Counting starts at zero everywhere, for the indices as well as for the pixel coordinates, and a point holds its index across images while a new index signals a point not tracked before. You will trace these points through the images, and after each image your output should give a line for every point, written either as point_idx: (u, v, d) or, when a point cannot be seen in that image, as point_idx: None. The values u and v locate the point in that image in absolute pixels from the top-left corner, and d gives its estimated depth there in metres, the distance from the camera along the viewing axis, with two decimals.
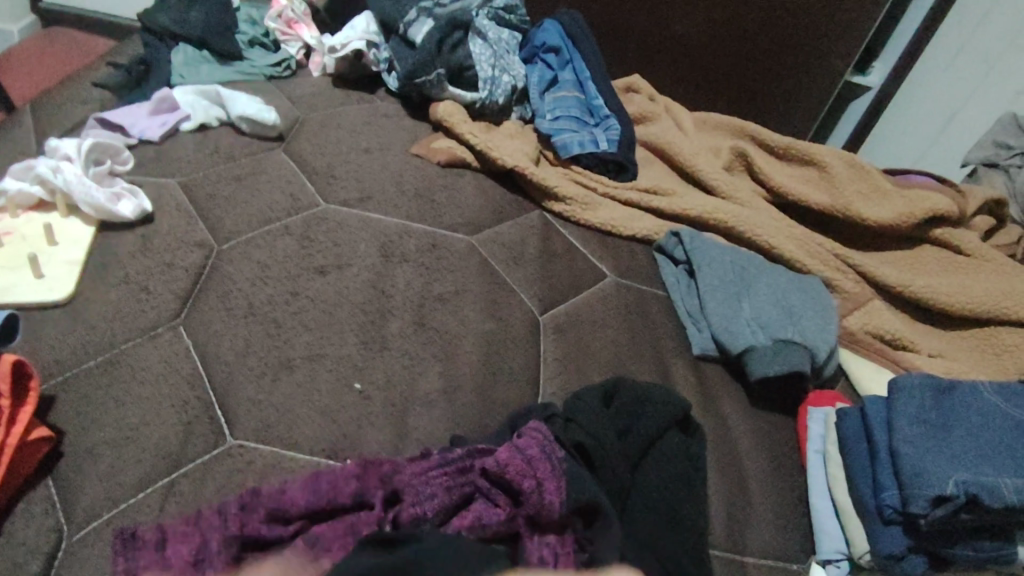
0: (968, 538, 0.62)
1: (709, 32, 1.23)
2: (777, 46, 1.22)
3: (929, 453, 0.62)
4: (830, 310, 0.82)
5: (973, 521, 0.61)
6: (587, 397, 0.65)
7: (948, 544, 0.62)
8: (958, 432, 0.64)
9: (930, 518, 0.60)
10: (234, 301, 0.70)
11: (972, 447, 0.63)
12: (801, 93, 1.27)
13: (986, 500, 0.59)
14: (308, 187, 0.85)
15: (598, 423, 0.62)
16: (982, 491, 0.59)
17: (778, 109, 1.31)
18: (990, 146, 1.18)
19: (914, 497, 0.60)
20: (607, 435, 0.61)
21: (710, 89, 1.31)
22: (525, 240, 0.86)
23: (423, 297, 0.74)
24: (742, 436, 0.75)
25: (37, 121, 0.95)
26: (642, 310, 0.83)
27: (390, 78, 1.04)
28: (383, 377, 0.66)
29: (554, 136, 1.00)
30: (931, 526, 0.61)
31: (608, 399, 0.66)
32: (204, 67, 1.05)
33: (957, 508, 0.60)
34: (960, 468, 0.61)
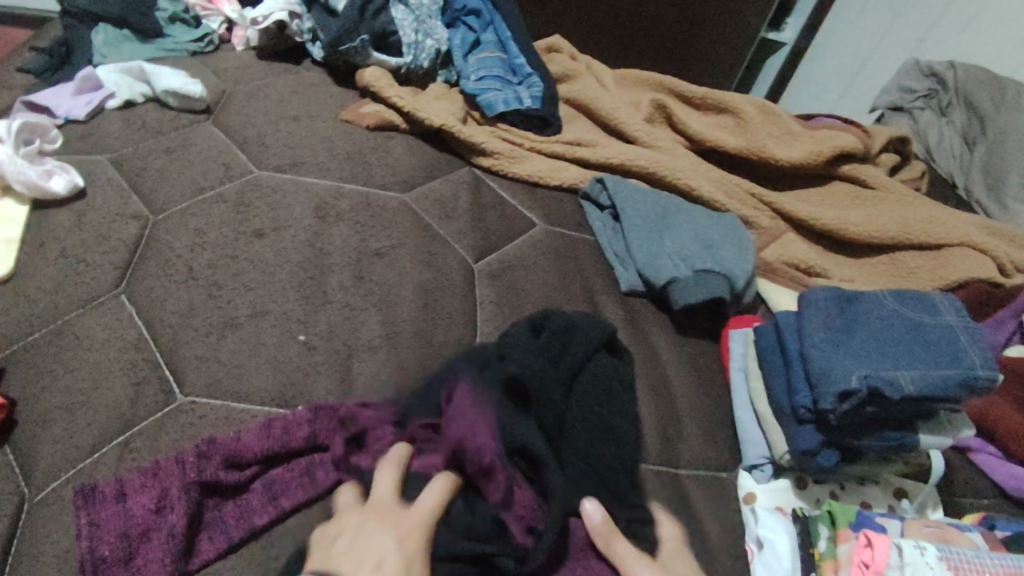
0: (872, 430, 0.69)
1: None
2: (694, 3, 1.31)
3: (834, 355, 0.69)
4: (746, 242, 0.88)
5: (878, 414, 0.68)
6: (524, 330, 0.70)
7: (857, 437, 0.69)
8: (861, 336, 0.71)
9: (838, 412, 0.66)
10: (174, 267, 0.72)
11: (874, 347, 0.70)
12: (709, 48, 1.39)
13: (887, 392, 0.65)
14: (239, 156, 0.86)
15: (527, 357, 0.65)
16: (883, 384, 0.65)
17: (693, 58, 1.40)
18: (896, 91, 1.27)
19: (823, 394, 0.66)
20: (530, 367, 0.64)
21: (628, 46, 1.37)
22: (456, 194, 0.89)
23: (360, 252, 0.77)
24: (671, 362, 0.80)
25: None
26: (572, 254, 0.87)
27: (315, 48, 1.07)
28: (327, 328, 0.69)
29: (479, 95, 1.03)
30: (839, 421, 0.67)
31: (542, 333, 0.70)
32: (125, 45, 1.05)
33: (862, 401, 0.66)
34: (864, 366, 0.67)
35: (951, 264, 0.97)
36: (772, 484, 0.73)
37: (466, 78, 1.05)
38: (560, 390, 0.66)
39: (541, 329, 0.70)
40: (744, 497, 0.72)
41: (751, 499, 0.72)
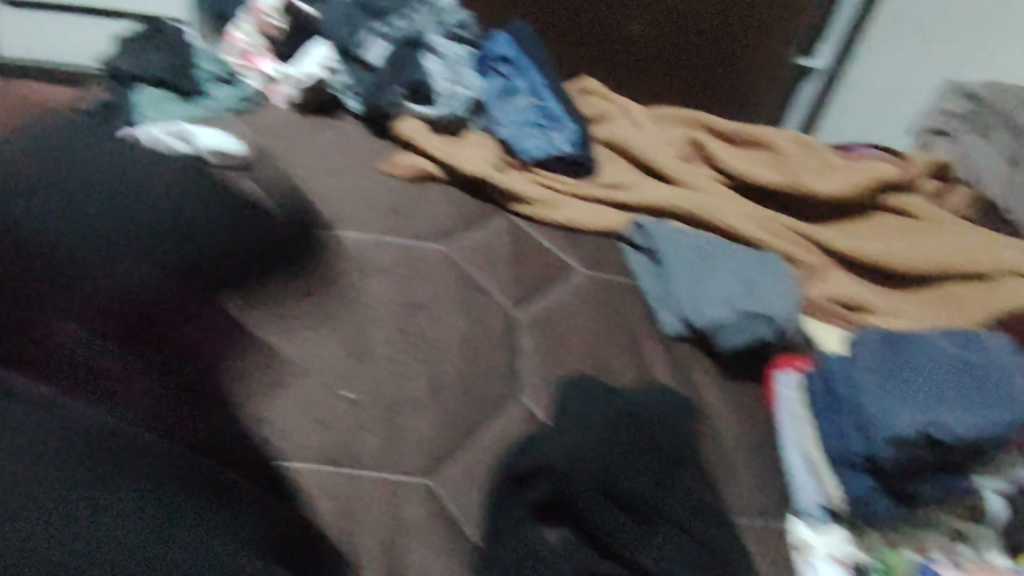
0: (927, 472, 0.67)
1: (654, 21, 1.35)
2: (714, 37, 1.37)
3: (886, 396, 0.68)
4: (790, 282, 0.87)
5: (935, 460, 0.66)
6: (575, 391, 0.71)
7: (911, 482, 0.68)
8: (913, 376, 0.70)
9: (893, 460, 0.65)
10: (220, 325, 0.72)
11: (927, 387, 0.68)
12: (737, 81, 1.43)
13: (941, 436, 0.64)
14: (282, 213, 0.87)
15: (583, 415, 0.68)
16: (938, 430, 0.64)
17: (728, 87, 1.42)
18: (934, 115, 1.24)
19: (878, 443, 0.65)
20: (589, 423, 0.67)
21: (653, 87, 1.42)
22: (496, 243, 0.90)
23: (401, 305, 0.77)
24: (719, 409, 0.79)
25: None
26: (613, 299, 0.87)
27: (352, 102, 1.09)
28: (371, 383, 0.70)
29: (515, 142, 1.05)
30: (894, 468, 0.66)
31: (597, 389, 0.71)
32: (167, 106, 1.07)
33: (916, 449, 0.65)
34: (918, 410, 0.66)
35: (1002, 292, 0.94)
36: (827, 530, 0.70)
37: (500, 126, 1.07)
38: (614, 431, 0.66)
39: (603, 389, 0.72)
40: (798, 543, 0.69)
41: (807, 547, 0.68)
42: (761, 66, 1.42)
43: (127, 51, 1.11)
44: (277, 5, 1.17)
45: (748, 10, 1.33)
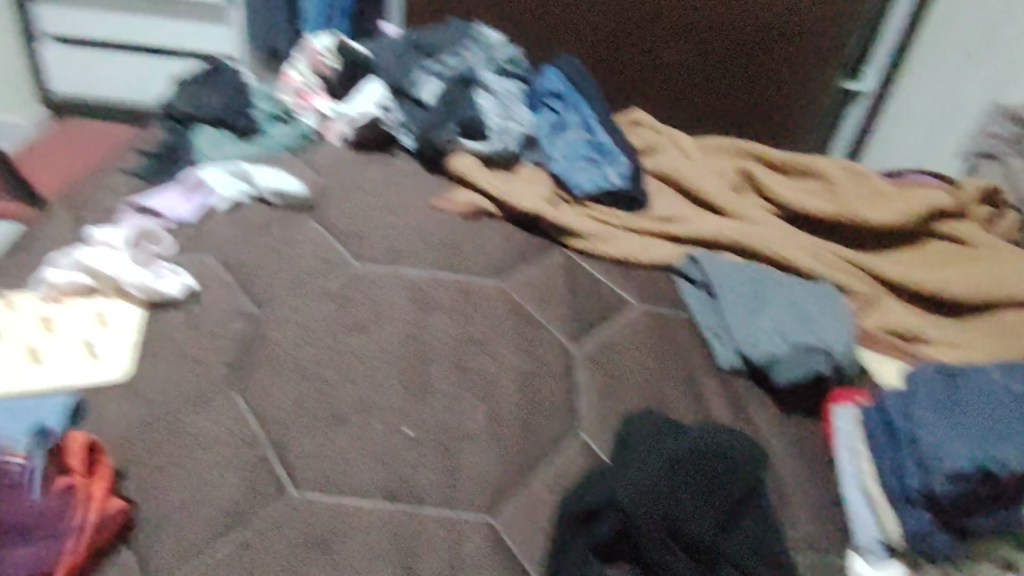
0: (989, 506, 0.64)
1: (701, 51, 1.37)
2: (760, 68, 1.38)
3: (944, 430, 0.65)
4: (846, 316, 0.85)
5: (995, 493, 0.63)
6: (634, 430, 0.71)
7: (974, 517, 0.64)
8: (971, 409, 0.67)
9: (949, 495, 0.62)
10: (284, 363, 0.74)
11: (985, 420, 0.65)
12: (787, 104, 1.42)
13: (1001, 472, 0.60)
14: (340, 251, 0.89)
15: (643, 453, 0.67)
16: (992, 462, 0.61)
17: (776, 114, 1.44)
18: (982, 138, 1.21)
19: (933, 476, 0.63)
20: (646, 460, 0.65)
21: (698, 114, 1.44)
22: (550, 278, 0.91)
23: (459, 341, 0.78)
24: (777, 445, 0.76)
25: (66, 200, 0.97)
26: (668, 332, 0.87)
27: (406, 138, 1.12)
28: (431, 419, 0.70)
29: (565, 176, 1.07)
30: (951, 502, 0.63)
31: (658, 428, 0.70)
32: (227, 146, 1.11)
33: (973, 483, 0.61)
34: (974, 443, 0.63)
35: None
36: (888, 566, 0.67)
37: (553, 160, 1.09)
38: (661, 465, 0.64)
39: (666, 427, 0.70)
40: None
41: None
42: (810, 93, 1.42)
43: (187, 91, 1.15)
44: (330, 43, 1.23)
45: (794, 36, 1.34)
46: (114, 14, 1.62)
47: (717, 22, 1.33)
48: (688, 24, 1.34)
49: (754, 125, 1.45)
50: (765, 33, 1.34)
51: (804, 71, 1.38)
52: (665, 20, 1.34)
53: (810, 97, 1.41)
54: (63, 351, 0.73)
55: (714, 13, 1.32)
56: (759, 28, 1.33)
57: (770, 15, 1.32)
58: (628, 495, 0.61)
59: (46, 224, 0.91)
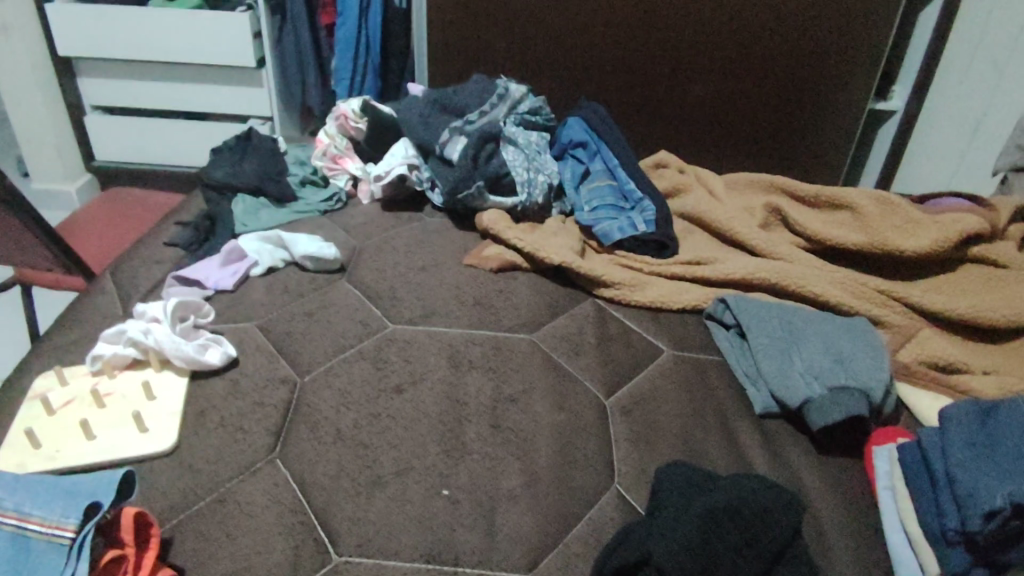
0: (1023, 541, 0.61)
1: (724, 89, 1.38)
2: (787, 98, 1.38)
3: (978, 470, 0.63)
4: (880, 350, 0.84)
5: None
6: (665, 477, 0.71)
7: (1014, 554, 0.61)
8: (1006, 446, 0.65)
9: (986, 533, 0.60)
10: (322, 429, 0.75)
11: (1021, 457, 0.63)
12: (814, 132, 1.42)
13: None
14: (375, 313, 0.92)
15: (676, 505, 0.67)
16: None
17: (804, 141, 1.44)
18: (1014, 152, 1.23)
19: (968, 515, 0.60)
20: (677, 515, 0.65)
21: (723, 151, 1.47)
22: (582, 329, 0.92)
23: (495, 399, 0.79)
24: (817, 488, 0.74)
25: (114, 275, 1.01)
26: (702, 378, 0.87)
27: (435, 195, 1.17)
28: (468, 480, 0.70)
29: (594, 225, 1.10)
30: (987, 540, 0.61)
31: (689, 476, 0.70)
32: (263, 212, 1.14)
33: (1008, 519, 0.59)
34: (1009, 480, 0.61)
35: None
36: None
37: (580, 210, 1.13)
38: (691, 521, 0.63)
39: (700, 476, 0.71)
40: None
41: None
42: (843, 118, 1.40)
43: (223, 161, 1.19)
44: (356, 107, 1.24)
45: (817, 69, 1.34)
46: (155, 87, 1.69)
47: (738, 60, 1.35)
48: (709, 63, 1.36)
49: (783, 158, 1.46)
50: (789, 63, 1.34)
51: (831, 102, 1.38)
52: (685, 61, 1.36)
53: (839, 128, 1.41)
54: (113, 423, 0.75)
55: (737, 47, 1.33)
56: (782, 58, 1.34)
57: (791, 51, 1.33)
58: (661, 549, 0.61)
59: (94, 299, 0.95)
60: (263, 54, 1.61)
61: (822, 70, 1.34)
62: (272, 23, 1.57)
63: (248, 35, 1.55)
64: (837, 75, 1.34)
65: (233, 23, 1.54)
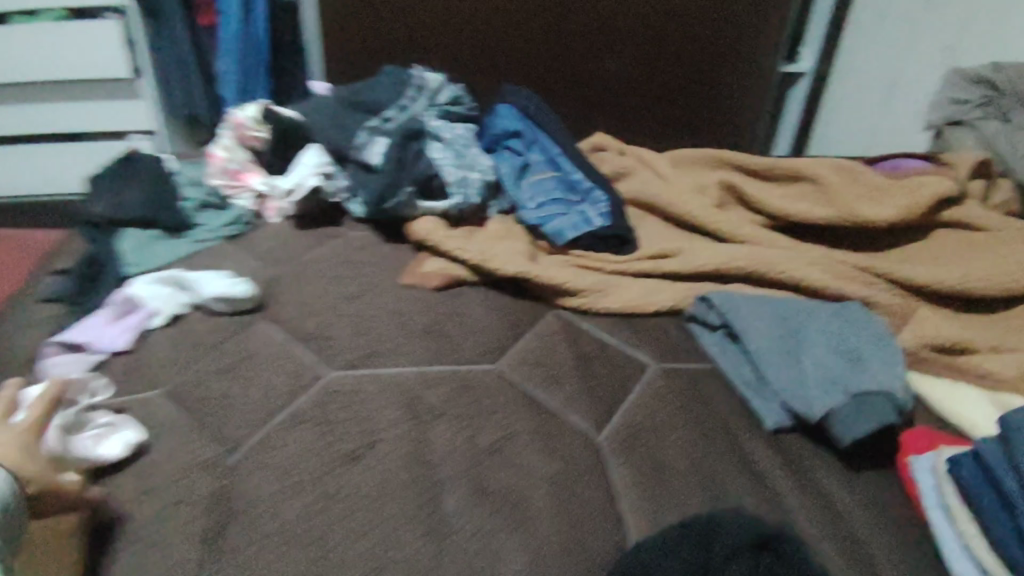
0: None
1: (638, 64, 1.32)
2: (705, 68, 1.34)
3: None
4: (890, 340, 0.75)
5: None
6: (710, 550, 0.54)
7: None
8: None
9: None
10: (266, 525, 0.59)
11: None
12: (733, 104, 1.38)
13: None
14: (307, 358, 0.76)
15: None
16: None
17: (727, 117, 1.40)
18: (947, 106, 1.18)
19: None
20: None
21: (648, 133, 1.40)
22: (553, 351, 0.79)
23: (471, 454, 0.65)
24: (856, 512, 0.63)
25: None
26: (698, 393, 0.75)
27: (353, 205, 1.01)
28: (458, 569, 0.56)
29: (543, 224, 0.97)
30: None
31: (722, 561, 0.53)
32: (156, 245, 0.96)
33: None
34: None
35: None
36: None
37: (525, 208, 0.99)
38: None
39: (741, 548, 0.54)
40: None
41: None
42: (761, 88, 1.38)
43: (101, 193, 1.00)
44: (255, 113, 1.07)
45: (727, 27, 1.30)
46: (12, 108, 1.46)
47: (651, 26, 1.28)
48: (620, 37, 1.29)
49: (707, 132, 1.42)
50: (700, 30, 1.30)
51: (745, 61, 1.34)
52: (599, 32, 1.28)
53: (755, 87, 1.37)
54: None
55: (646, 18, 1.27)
56: (693, 26, 1.29)
57: (700, 13, 1.28)
58: None
59: None
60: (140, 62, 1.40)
61: (737, 33, 1.31)
62: (148, 27, 1.37)
63: (120, 40, 1.35)
64: (751, 36, 1.31)
65: (102, 28, 1.34)
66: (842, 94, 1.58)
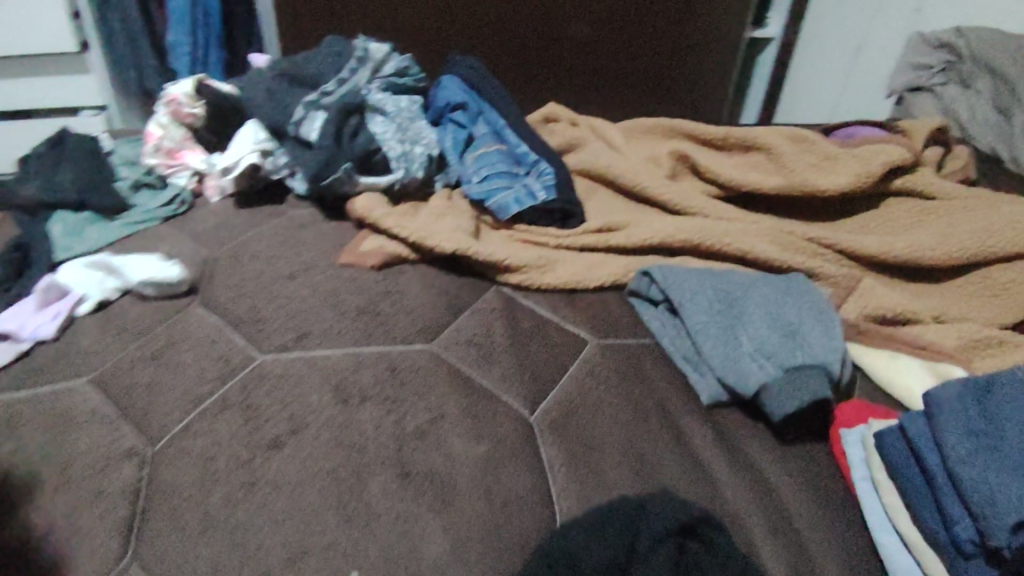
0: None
1: (601, 26, 1.29)
2: (665, 27, 1.31)
3: (993, 472, 0.52)
4: (828, 312, 0.74)
5: None
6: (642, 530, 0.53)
7: None
8: (1014, 436, 0.54)
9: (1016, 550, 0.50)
10: (186, 515, 0.58)
11: None
12: (696, 60, 1.37)
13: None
14: (238, 342, 0.75)
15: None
16: None
17: (682, 77, 1.39)
18: (910, 71, 1.22)
19: (992, 528, 0.50)
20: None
21: (607, 97, 1.38)
22: (490, 329, 0.78)
23: (399, 435, 0.64)
24: (788, 487, 0.63)
25: None
26: (638, 371, 0.74)
27: (295, 182, 0.98)
28: (381, 553, 0.55)
29: (488, 199, 0.95)
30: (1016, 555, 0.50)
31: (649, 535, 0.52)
32: (89, 229, 0.93)
33: None
34: None
35: None
36: None
37: (468, 182, 0.97)
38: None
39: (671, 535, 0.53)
40: None
41: None
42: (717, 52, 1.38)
43: (30, 175, 0.97)
44: (190, 89, 1.03)
45: None
46: None
47: None
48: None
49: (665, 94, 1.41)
50: None
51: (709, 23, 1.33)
52: None
53: (714, 51, 1.37)
54: None
55: None
56: None
57: None
58: None
59: None
60: (85, 36, 1.33)
61: None
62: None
63: (64, 14, 1.28)
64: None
65: (50, 4, 1.26)
66: (806, 59, 1.57)
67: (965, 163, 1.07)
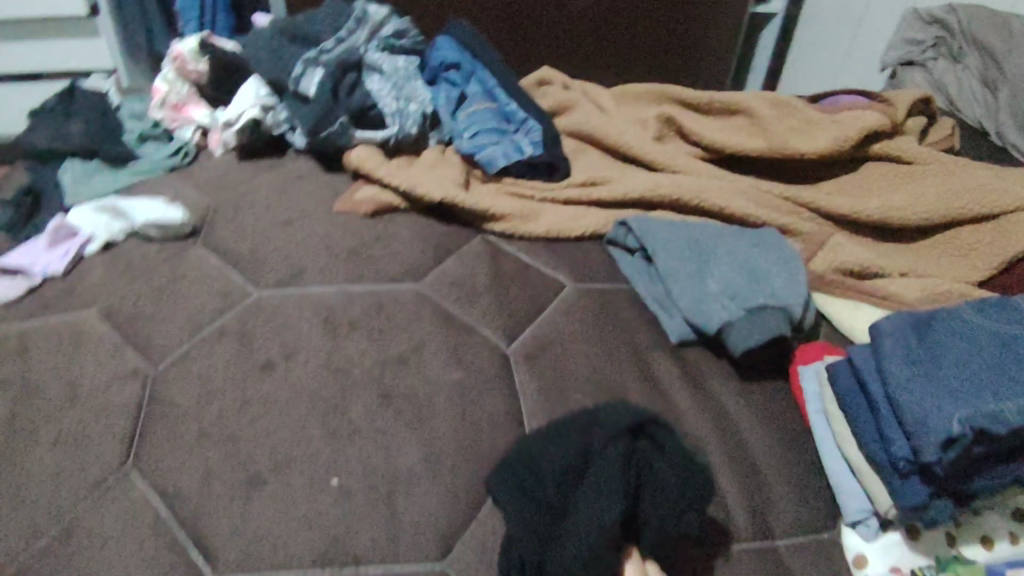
0: (984, 467, 0.56)
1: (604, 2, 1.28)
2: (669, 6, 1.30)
3: (927, 391, 0.56)
4: (796, 259, 0.77)
5: (989, 451, 0.55)
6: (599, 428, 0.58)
7: (968, 479, 0.56)
8: (948, 362, 0.58)
9: (944, 464, 0.53)
10: (184, 428, 0.63)
11: (966, 375, 0.57)
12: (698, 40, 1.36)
13: (996, 432, 0.53)
14: (236, 278, 0.79)
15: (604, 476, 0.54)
16: (987, 422, 0.53)
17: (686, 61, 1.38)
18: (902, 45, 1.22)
19: (922, 445, 0.54)
20: (604, 484, 0.54)
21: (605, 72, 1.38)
22: (474, 272, 0.82)
23: (384, 361, 0.69)
24: (745, 420, 0.68)
25: None
26: (612, 312, 0.78)
27: (295, 137, 1.03)
28: (361, 465, 0.60)
29: (477, 153, 0.99)
30: (946, 471, 0.54)
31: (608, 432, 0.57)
32: (98, 177, 0.99)
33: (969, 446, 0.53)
34: (960, 403, 0.55)
35: (1012, 233, 0.88)
36: (882, 538, 0.60)
37: (459, 138, 1.02)
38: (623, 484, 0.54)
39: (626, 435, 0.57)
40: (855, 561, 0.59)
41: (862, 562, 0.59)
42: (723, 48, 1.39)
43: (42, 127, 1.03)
44: (194, 47, 1.06)
45: None
46: None
47: None
48: None
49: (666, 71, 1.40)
50: None
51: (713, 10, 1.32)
52: None
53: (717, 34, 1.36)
54: None
55: None
56: None
57: None
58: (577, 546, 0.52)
59: None
60: None
61: None
62: None
63: None
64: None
65: None
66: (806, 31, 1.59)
67: (945, 133, 1.10)
